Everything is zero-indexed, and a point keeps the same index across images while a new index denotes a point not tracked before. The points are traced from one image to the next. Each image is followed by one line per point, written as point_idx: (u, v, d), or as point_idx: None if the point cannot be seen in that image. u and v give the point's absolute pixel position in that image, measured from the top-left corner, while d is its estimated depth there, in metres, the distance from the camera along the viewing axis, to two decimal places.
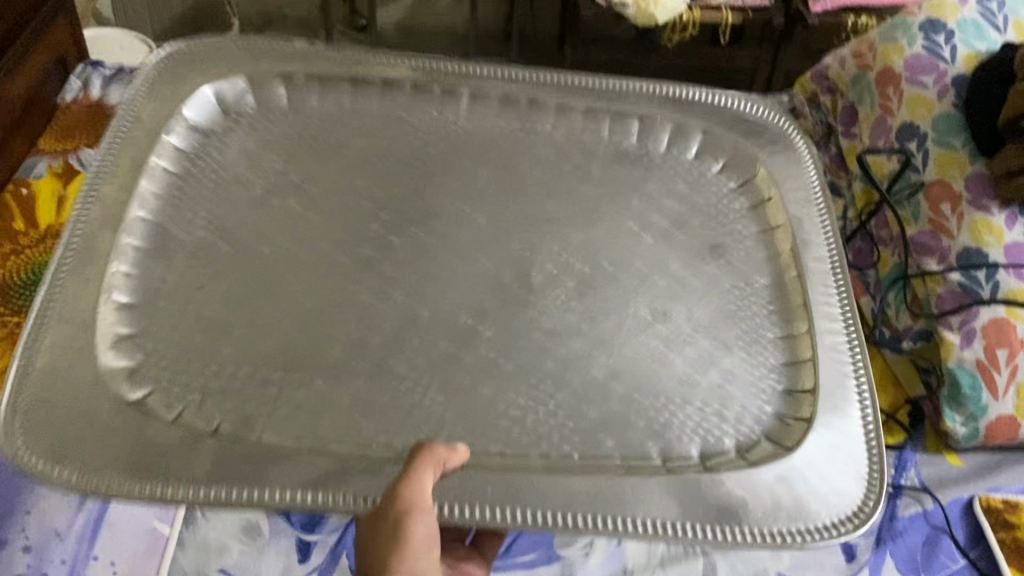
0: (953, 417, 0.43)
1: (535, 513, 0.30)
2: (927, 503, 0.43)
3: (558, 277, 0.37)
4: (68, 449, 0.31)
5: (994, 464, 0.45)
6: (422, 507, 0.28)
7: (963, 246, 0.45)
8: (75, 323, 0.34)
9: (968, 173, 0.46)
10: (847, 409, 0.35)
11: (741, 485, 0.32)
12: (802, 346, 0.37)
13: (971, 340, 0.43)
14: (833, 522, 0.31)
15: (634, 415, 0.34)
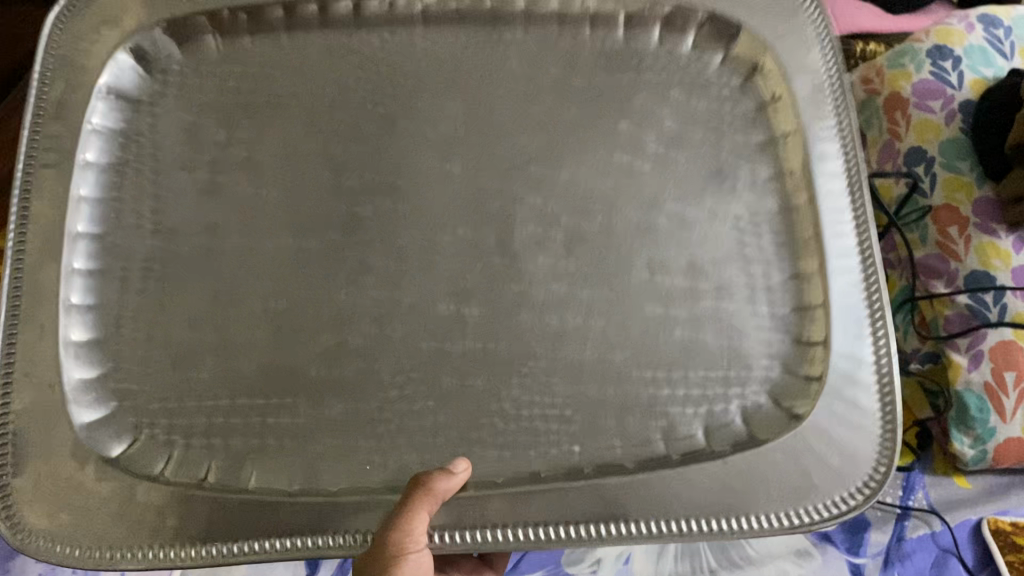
0: (960, 439, 0.35)
1: (521, 531, 0.26)
2: (937, 523, 0.35)
3: (548, 237, 0.29)
4: (67, 521, 0.27)
5: (1010, 483, 0.36)
6: (417, 549, 0.25)
7: (971, 271, 0.36)
8: (38, 370, 0.29)
9: (976, 197, 0.37)
10: (864, 358, 0.27)
11: (740, 460, 0.26)
12: (814, 287, 0.29)
13: (979, 362, 0.35)
14: (840, 497, 0.25)
15: (632, 398, 0.27)
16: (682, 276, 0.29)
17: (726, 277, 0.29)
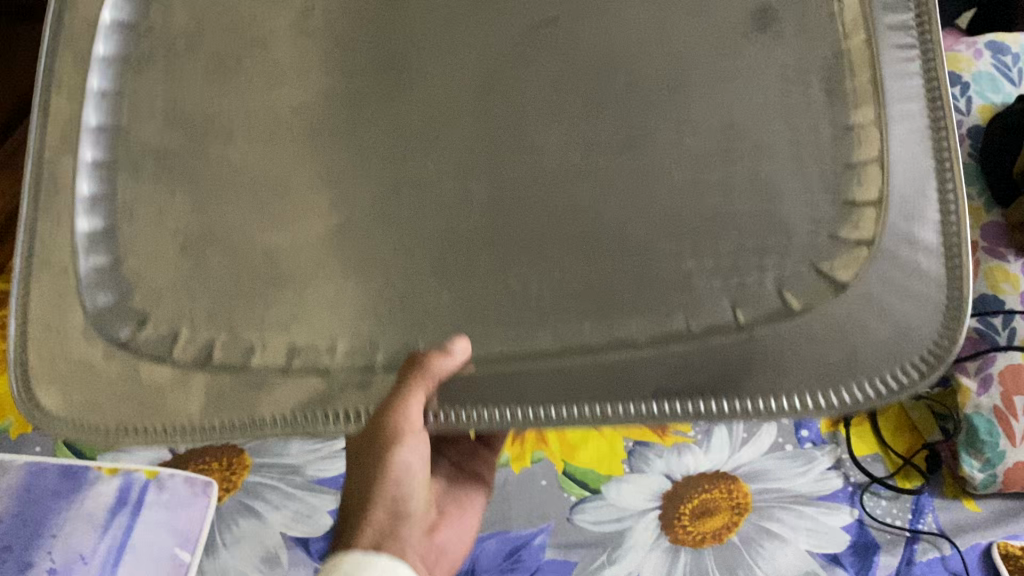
0: (973, 464, 0.81)
1: (687, 407, 0.39)
2: (946, 546, 0.80)
3: (608, 190, 0.43)
4: (78, 402, 0.46)
5: (1003, 515, 0.82)
6: (410, 430, 0.40)
7: (983, 290, 0.90)
8: (50, 301, 0.48)
9: (984, 226, 0.93)
10: (930, 246, 0.38)
11: (823, 329, 0.39)
12: (876, 178, 0.40)
13: (989, 387, 0.85)
14: (896, 377, 0.37)
15: (667, 301, 0.41)
16: (716, 172, 0.42)
17: (780, 188, 0.41)
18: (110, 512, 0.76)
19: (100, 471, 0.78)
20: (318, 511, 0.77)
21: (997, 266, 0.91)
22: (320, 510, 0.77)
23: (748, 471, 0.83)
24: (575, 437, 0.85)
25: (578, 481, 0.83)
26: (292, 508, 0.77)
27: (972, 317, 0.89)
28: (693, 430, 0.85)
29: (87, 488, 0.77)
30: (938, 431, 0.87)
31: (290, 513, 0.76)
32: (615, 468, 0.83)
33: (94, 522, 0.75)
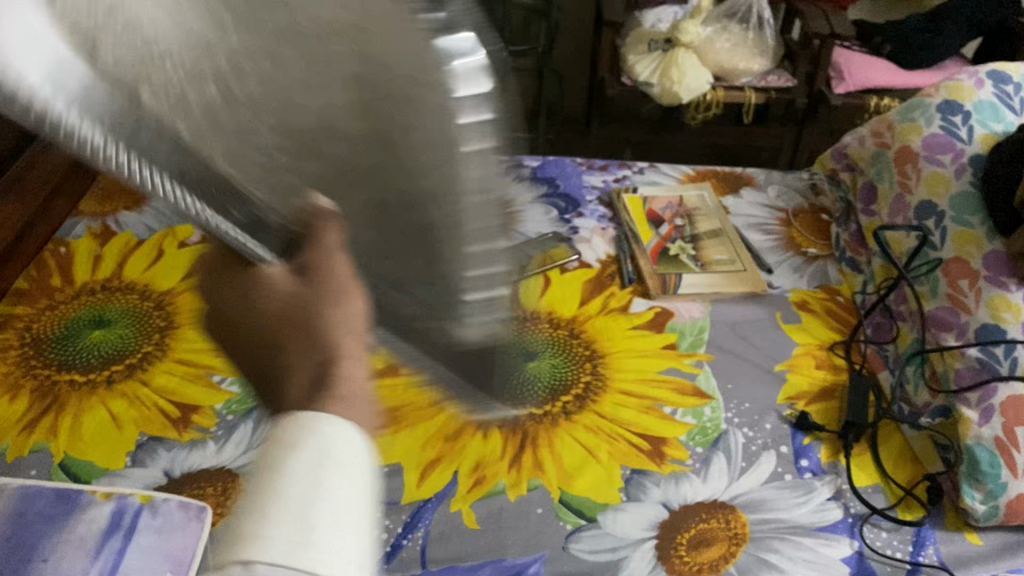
0: (973, 494, 0.81)
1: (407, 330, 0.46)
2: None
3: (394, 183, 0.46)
4: None
5: (1004, 548, 0.81)
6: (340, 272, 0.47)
7: (982, 320, 0.89)
8: None
9: (984, 252, 0.93)
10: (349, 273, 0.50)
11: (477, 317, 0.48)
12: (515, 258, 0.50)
13: (988, 416, 0.84)
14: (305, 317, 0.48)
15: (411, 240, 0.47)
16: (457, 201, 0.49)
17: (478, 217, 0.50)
18: (105, 534, 0.74)
19: (94, 495, 0.77)
20: None
21: (999, 296, 0.90)
22: None
23: (746, 501, 0.82)
24: (572, 465, 0.84)
25: (575, 509, 0.80)
26: None
27: (974, 347, 0.88)
28: (691, 459, 0.85)
29: (80, 512, 0.75)
30: (940, 463, 0.86)
31: None
32: (613, 495, 0.82)
33: (86, 544, 0.73)
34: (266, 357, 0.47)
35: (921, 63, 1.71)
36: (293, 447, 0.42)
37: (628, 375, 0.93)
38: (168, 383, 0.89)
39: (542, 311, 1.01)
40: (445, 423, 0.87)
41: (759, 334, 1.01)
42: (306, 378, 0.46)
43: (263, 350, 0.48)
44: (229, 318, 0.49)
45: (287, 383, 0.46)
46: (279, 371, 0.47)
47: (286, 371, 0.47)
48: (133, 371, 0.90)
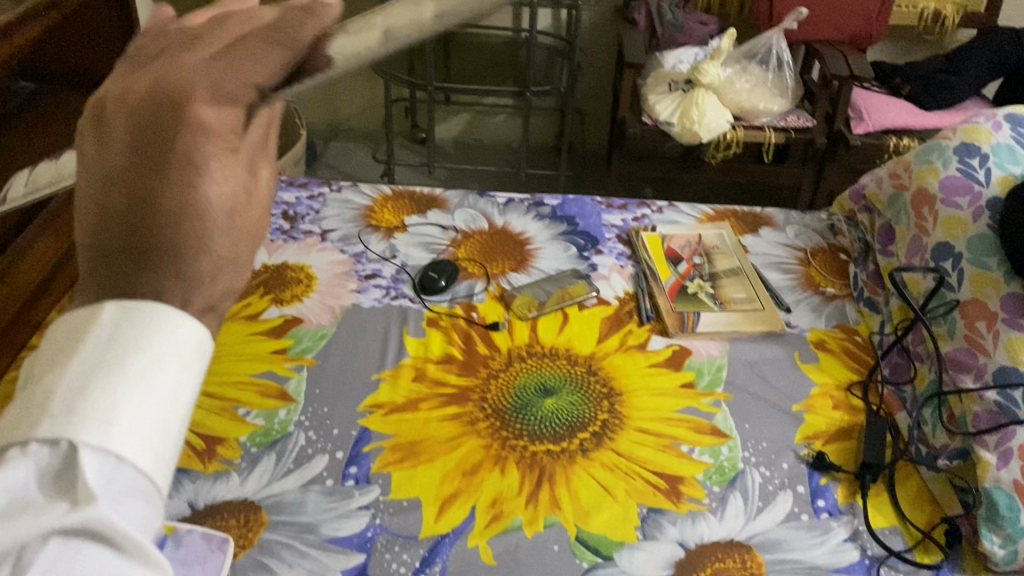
0: (991, 538, 0.81)
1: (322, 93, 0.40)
2: None
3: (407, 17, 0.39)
4: None
5: None
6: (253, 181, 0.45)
7: (1000, 362, 0.89)
8: None
9: (1001, 294, 0.93)
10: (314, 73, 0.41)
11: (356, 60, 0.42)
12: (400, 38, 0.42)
13: (1006, 460, 0.83)
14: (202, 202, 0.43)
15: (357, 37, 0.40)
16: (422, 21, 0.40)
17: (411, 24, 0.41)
18: None
19: None
20: (337, 569, 0.78)
21: (1018, 338, 0.89)
22: (339, 568, 0.78)
23: (762, 541, 0.82)
24: (588, 503, 0.84)
25: (591, 546, 0.81)
26: (309, 565, 0.78)
27: (992, 390, 0.88)
28: (707, 498, 0.86)
29: None
30: (958, 505, 0.86)
31: (306, 568, 0.78)
32: (629, 533, 0.82)
33: None
34: (166, 218, 0.42)
35: (942, 104, 1.71)
36: (147, 334, 0.42)
37: (646, 413, 0.94)
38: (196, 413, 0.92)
39: (560, 347, 1.03)
40: (462, 458, 0.88)
41: (776, 373, 1.01)
42: (200, 268, 0.43)
43: (159, 212, 0.41)
44: (131, 156, 0.41)
45: (181, 270, 0.43)
46: (164, 243, 0.42)
47: (182, 250, 0.42)
48: None
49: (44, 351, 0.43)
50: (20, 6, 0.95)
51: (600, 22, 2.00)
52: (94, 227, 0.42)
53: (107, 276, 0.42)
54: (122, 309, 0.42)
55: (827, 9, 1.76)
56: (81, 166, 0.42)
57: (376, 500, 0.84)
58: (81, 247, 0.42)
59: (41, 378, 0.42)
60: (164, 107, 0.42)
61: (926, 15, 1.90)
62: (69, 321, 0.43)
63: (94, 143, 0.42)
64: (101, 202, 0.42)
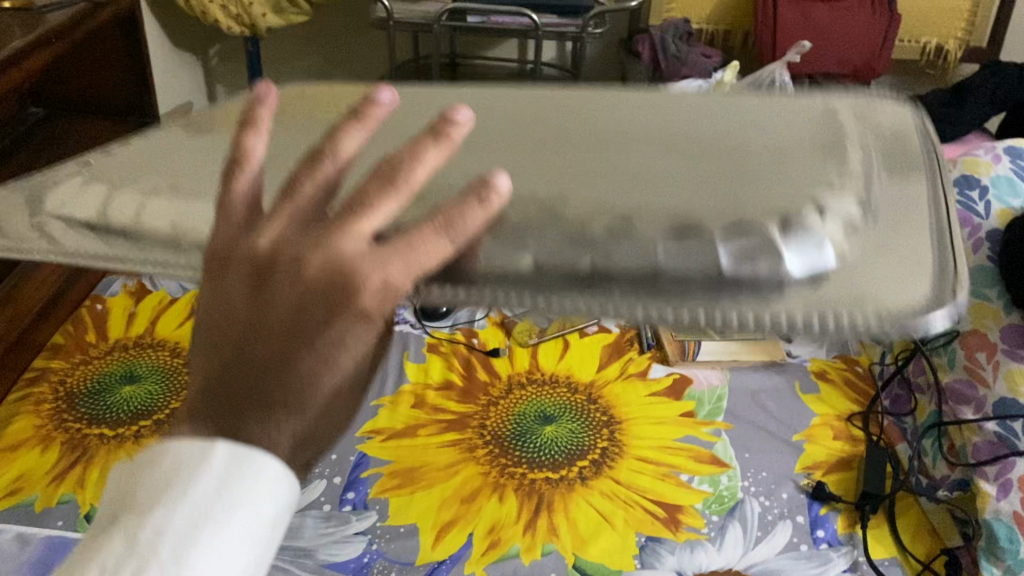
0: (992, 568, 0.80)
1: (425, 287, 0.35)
2: None
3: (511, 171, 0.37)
4: None
5: None
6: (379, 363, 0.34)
7: (1001, 396, 0.89)
8: None
9: (1002, 325, 0.93)
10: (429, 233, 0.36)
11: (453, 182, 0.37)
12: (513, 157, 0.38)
13: (1007, 491, 0.83)
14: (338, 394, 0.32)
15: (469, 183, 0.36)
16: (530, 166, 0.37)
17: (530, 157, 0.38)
18: None
19: None
20: None
21: (1018, 369, 0.90)
22: None
23: (761, 570, 0.82)
24: (587, 531, 0.84)
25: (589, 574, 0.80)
26: None
27: (991, 421, 0.88)
28: (706, 528, 0.85)
29: None
30: (959, 537, 0.86)
31: None
32: (627, 562, 0.81)
33: None
34: (298, 393, 0.31)
35: (945, 136, 1.71)
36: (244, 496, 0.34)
37: (645, 441, 0.94)
38: None
39: (561, 375, 1.03)
40: (460, 485, 0.88)
41: (776, 402, 1.01)
42: (323, 435, 0.32)
43: (292, 398, 0.32)
44: (286, 319, 0.31)
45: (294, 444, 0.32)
46: (290, 410, 0.31)
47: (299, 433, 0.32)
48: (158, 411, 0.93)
49: (149, 476, 0.35)
50: (35, 33, 0.98)
51: (604, 54, 2.04)
52: (216, 385, 0.32)
53: (226, 424, 0.33)
54: (230, 458, 0.33)
55: (830, 43, 1.78)
56: (221, 313, 0.32)
57: (373, 526, 0.84)
58: (205, 391, 0.33)
59: (126, 518, 0.35)
60: (336, 282, 0.31)
61: (928, 48, 1.92)
62: (174, 451, 0.34)
63: (246, 295, 0.32)
64: (236, 350, 0.32)
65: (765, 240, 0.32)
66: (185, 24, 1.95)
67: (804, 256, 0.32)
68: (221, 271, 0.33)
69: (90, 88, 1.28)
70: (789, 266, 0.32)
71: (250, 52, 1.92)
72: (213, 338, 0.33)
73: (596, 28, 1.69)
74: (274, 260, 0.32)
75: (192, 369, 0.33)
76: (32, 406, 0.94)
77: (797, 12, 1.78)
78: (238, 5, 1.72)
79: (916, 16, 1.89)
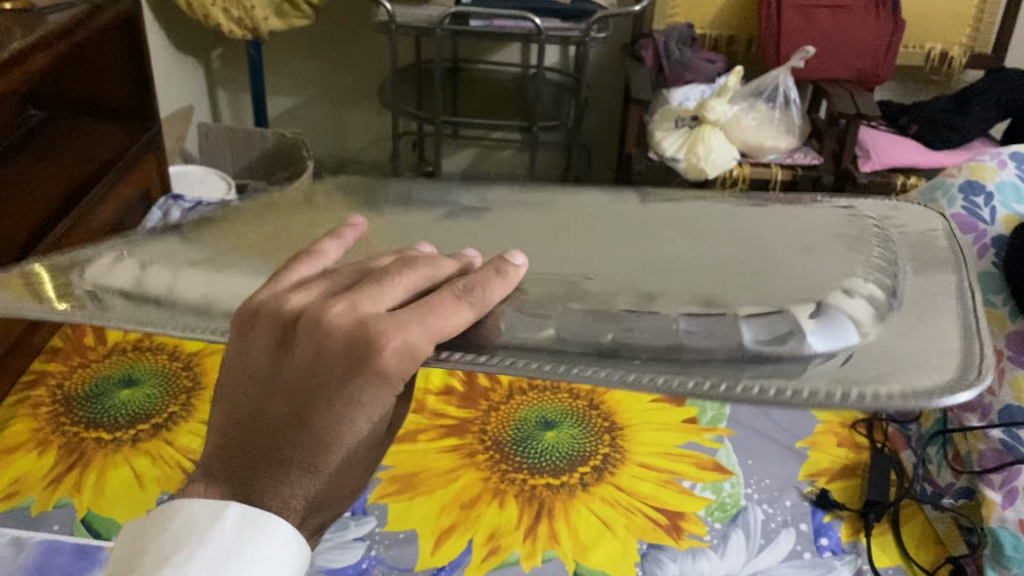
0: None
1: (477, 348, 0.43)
2: None
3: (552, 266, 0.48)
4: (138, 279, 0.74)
5: None
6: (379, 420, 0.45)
7: (1008, 403, 0.88)
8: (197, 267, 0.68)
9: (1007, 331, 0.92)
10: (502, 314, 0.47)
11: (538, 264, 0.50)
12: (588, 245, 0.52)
13: (1013, 500, 0.82)
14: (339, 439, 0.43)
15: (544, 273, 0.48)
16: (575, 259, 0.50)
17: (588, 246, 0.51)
18: None
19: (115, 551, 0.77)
20: None
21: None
22: None
23: None
24: (588, 537, 0.83)
25: None
26: None
27: (997, 429, 0.87)
28: (708, 535, 0.84)
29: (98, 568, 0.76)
30: (963, 545, 0.84)
31: None
32: (629, 569, 0.80)
33: None
34: (308, 449, 0.44)
35: (949, 143, 1.71)
36: (255, 544, 0.46)
37: (647, 447, 0.93)
38: (194, 426, 0.91)
39: (562, 380, 1.02)
40: (460, 491, 0.87)
41: (779, 409, 1.00)
42: (323, 489, 0.45)
43: (305, 439, 0.43)
44: (298, 384, 0.44)
45: (304, 476, 0.44)
46: (300, 467, 0.44)
47: (304, 468, 0.44)
48: (160, 419, 0.92)
49: (160, 535, 0.48)
50: (34, 34, 0.97)
51: (606, 59, 2.03)
52: (247, 427, 0.45)
53: (245, 480, 0.46)
54: (242, 517, 0.46)
55: (833, 48, 1.78)
56: (252, 368, 0.46)
57: (373, 531, 0.83)
58: (241, 430, 0.45)
59: (166, 560, 0.47)
60: (342, 353, 0.43)
61: (933, 55, 1.92)
62: (190, 511, 0.47)
63: (273, 357, 0.45)
64: (259, 408, 0.45)
65: (779, 318, 0.43)
66: (187, 28, 1.96)
67: (823, 342, 0.42)
68: (250, 341, 0.45)
69: (90, 91, 1.28)
70: (815, 343, 0.42)
71: (251, 55, 1.93)
72: (241, 396, 0.46)
73: (598, 33, 1.69)
74: (294, 331, 0.45)
75: (218, 428, 0.47)
76: (29, 410, 0.93)
77: (800, 15, 1.78)
78: (240, 7, 1.72)
79: (920, 22, 1.89)
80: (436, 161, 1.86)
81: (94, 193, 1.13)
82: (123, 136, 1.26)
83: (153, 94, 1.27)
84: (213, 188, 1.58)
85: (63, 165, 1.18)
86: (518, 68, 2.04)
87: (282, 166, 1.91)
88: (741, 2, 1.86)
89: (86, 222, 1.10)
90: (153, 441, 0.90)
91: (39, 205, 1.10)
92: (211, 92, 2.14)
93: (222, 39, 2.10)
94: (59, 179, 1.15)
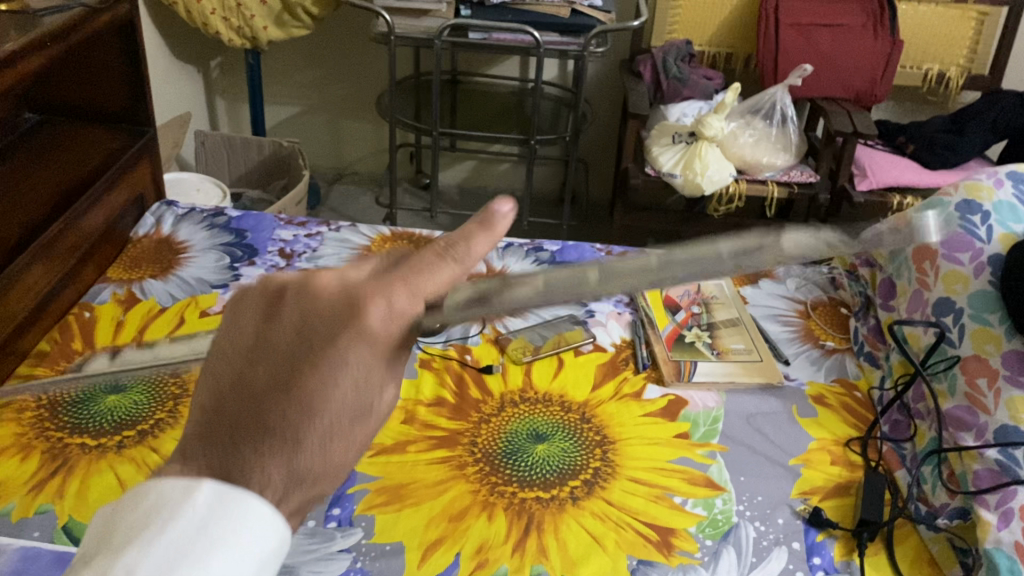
0: None
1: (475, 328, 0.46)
2: None
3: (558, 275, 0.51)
4: None
5: None
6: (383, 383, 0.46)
7: (1006, 425, 0.87)
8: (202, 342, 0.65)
9: (1004, 351, 0.92)
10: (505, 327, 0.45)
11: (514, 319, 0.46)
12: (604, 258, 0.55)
13: (1009, 521, 0.81)
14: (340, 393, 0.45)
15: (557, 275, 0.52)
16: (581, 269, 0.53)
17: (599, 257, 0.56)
18: None
19: None
20: None
21: (1019, 397, 0.88)
22: None
23: None
24: (577, 552, 0.82)
25: None
26: None
27: (993, 449, 0.86)
28: (700, 552, 0.83)
29: None
30: (958, 566, 0.83)
31: None
32: None
33: None
34: (295, 411, 0.44)
35: (945, 162, 1.71)
36: (235, 521, 0.43)
37: (637, 462, 0.92)
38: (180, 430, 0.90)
39: (554, 393, 1.01)
40: (449, 503, 0.86)
41: (773, 426, 0.99)
42: (307, 462, 0.45)
43: (296, 400, 0.44)
44: (288, 346, 0.45)
45: (296, 437, 0.44)
46: (284, 432, 0.44)
47: (290, 426, 0.44)
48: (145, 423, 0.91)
49: (130, 513, 0.43)
50: (30, 34, 0.97)
51: (605, 74, 2.04)
52: (227, 393, 0.45)
53: (222, 454, 0.44)
54: (217, 494, 0.43)
55: (830, 66, 1.78)
56: (237, 335, 0.46)
57: (358, 543, 0.82)
58: (219, 397, 0.45)
59: (119, 550, 0.42)
60: (340, 318, 0.45)
61: (930, 76, 1.92)
62: (162, 490, 0.43)
63: (262, 319, 0.47)
64: (242, 375, 0.45)
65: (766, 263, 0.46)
66: (188, 35, 1.96)
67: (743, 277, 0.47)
68: (239, 312, 0.47)
69: (85, 94, 1.27)
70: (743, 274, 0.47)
71: (250, 64, 1.94)
72: (221, 363, 0.46)
73: (597, 48, 1.69)
74: (282, 293, 0.47)
75: (199, 401, 0.46)
76: (11, 414, 0.92)
77: (798, 34, 1.78)
78: (240, 17, 1.72)
79: (917, 42, 1.90)
80: (434, 173, 1.85)
81: (84, 199, 1.12)
82: (117, 142, 1.25)
83: (148, 98, 1.27)
84: (208, 196, 1.57)
85: (56, 168, 1.17)
86: (516, 82, 2.05)
87: (278, 175, 1.90)
88: (739, 20, 1.87)
89: (77, 227, 1.09)
90: (137, 444, 0.89)
91: (30, 208, 1.09)
92: (210, 101, 2.15)
93: (221, 49, 2.11)
94: (50, 182, 1.14)
